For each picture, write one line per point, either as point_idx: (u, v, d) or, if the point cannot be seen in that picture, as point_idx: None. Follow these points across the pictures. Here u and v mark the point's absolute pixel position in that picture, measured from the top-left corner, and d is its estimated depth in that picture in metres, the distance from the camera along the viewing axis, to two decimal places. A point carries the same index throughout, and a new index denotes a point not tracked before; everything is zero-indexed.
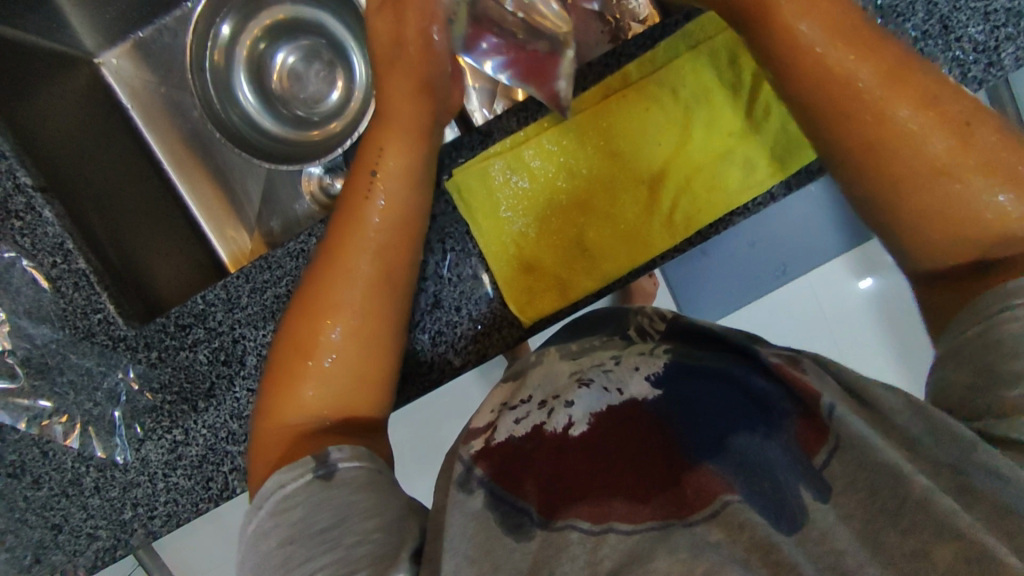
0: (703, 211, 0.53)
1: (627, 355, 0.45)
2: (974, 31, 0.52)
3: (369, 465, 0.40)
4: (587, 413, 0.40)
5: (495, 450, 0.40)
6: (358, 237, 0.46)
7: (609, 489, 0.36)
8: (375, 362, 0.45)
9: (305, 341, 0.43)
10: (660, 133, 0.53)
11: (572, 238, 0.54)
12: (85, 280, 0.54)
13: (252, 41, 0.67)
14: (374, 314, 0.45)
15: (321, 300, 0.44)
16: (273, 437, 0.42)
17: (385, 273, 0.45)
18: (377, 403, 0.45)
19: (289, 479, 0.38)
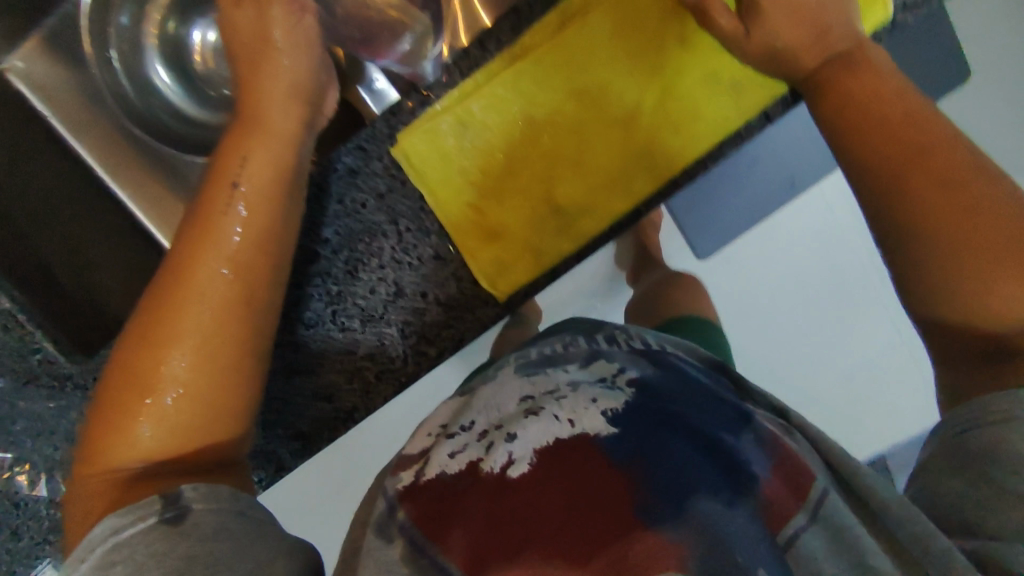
0: (685, 149, 0.46)
1: (584, 385, 0.37)
2: None
3: (215, 505, 0.34)
4: (530, 450, 0.33)
5: (422, 489, 0.35)
6: (212, 247, 0.38)
7: (540, 549, 0.29)
8: (229, 401, 0.37)
9: (132, 375, 0.35)
10: (628, 60, 0.45)
11: (540, 195, 0.47)
12: (12, 321, 0.50)
13: (158, 24, 0.59)
14: (221, 343, 0.37)
15: (156, 325, 0.36)
16: (93, 483, 0.34)
17: (237, 292, 0.37)
18: (226, 443, 0.37)
19: (125, 523, 0.32)
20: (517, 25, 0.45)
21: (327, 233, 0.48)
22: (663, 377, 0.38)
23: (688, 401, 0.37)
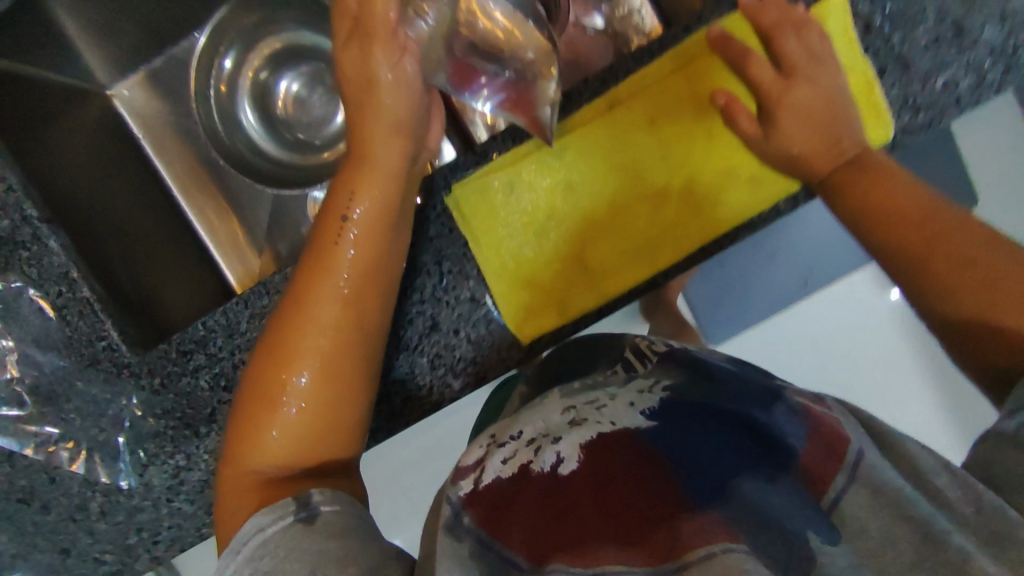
0: (709, 228, 0.52)
1: (620, 393, 0.43)
2: (992, 35, 0.49)
3: (344, 508, 0.42)
4: (575, 446, 0.38)
5: (483, 495, 0.37)
6: (328, 290, 0.47)
7: (597, 535, 0.34)
8: (341, 408, 0.47)
9: (268, 395, 0.46)
10: (663, 146, 0.51)
11: (574, 254, 0.53)
12: (89, 308, 0.55)
13: (254, 72, 0.68)
14: (338, 367, 0.47)
15: (286, 354, 0.46)
16: (237, 478, 0.45)
17: (346, 322, 0.47)
18: (343, 442, 0.47)
19: (269, 521, 0.40)
20: (569, 106, 0.52)
21: None
22: (688, 385, 0.44)
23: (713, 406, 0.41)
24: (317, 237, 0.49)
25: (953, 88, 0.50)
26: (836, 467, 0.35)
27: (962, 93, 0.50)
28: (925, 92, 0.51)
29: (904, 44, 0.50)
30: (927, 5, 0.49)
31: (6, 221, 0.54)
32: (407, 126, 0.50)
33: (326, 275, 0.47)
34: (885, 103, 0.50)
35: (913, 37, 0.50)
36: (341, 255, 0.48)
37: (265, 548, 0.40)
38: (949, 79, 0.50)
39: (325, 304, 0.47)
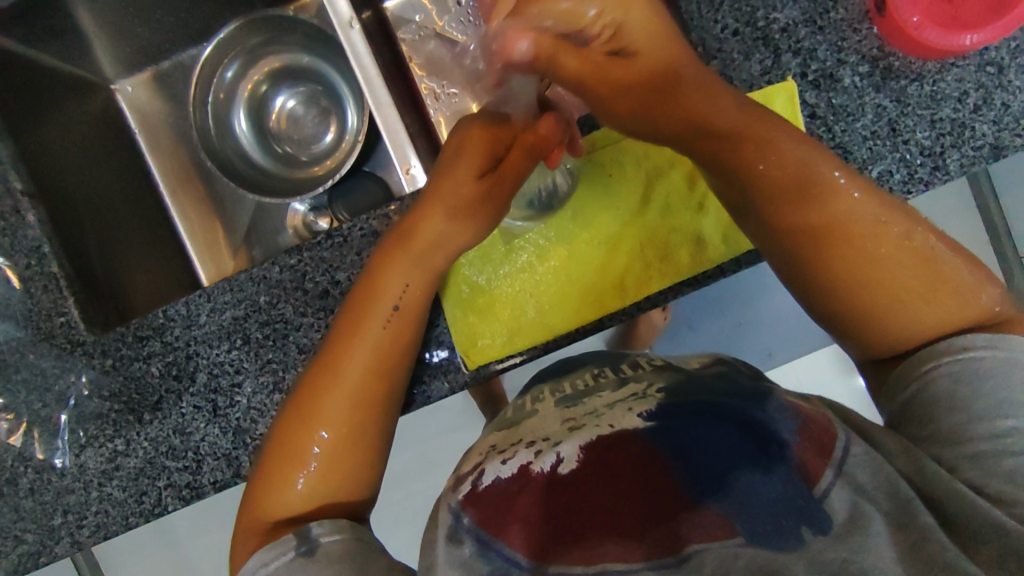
0: (654, 277, 0.55)
1: (619, 403, 0.50)
2: (922, 136, 0.55)
3: (347, 536, 0.46)
4: (575, 449, 0.45)
5: (482, 497, 0.45)
6: (359, 352, 0.50)
7: (603, 532, 0.40)
8: (362, 456, 0.50)
9: (298, 449, 0.49)
10: (618, 198, 0.56)
11: (526, 288, 0.56)
12: (54, 284, 0.56)
13: (254, 85, 0.72)
14: (365, 421, 0.50)
15: (316, 409, 0.50)
16: (265, 520, 0.48)
17: (373, 386, 0.51)
18: (359, 490, 0.51)
19: (271, 558, 0.45)
20: None
21: (339, 276, 0.55)
22: (688, 383, 0.51)
23: (701, 408, 0.46)
24: (353, 300, 0.52)
25: (887, 179, 0.55)
26: (825, 462, 0.40)
27: (895, 184, 0.55)
28: None
29: (844, 134, 0.55)
30: (866, 103, 0.55)
31: None
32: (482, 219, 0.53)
33: (356, 341, 0.51)
34: None
35: (852, 129, 0.55)
36: (369, 321, 0.51)
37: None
38: (883, 170, 0.55)
39: (355, 366, 0.50)
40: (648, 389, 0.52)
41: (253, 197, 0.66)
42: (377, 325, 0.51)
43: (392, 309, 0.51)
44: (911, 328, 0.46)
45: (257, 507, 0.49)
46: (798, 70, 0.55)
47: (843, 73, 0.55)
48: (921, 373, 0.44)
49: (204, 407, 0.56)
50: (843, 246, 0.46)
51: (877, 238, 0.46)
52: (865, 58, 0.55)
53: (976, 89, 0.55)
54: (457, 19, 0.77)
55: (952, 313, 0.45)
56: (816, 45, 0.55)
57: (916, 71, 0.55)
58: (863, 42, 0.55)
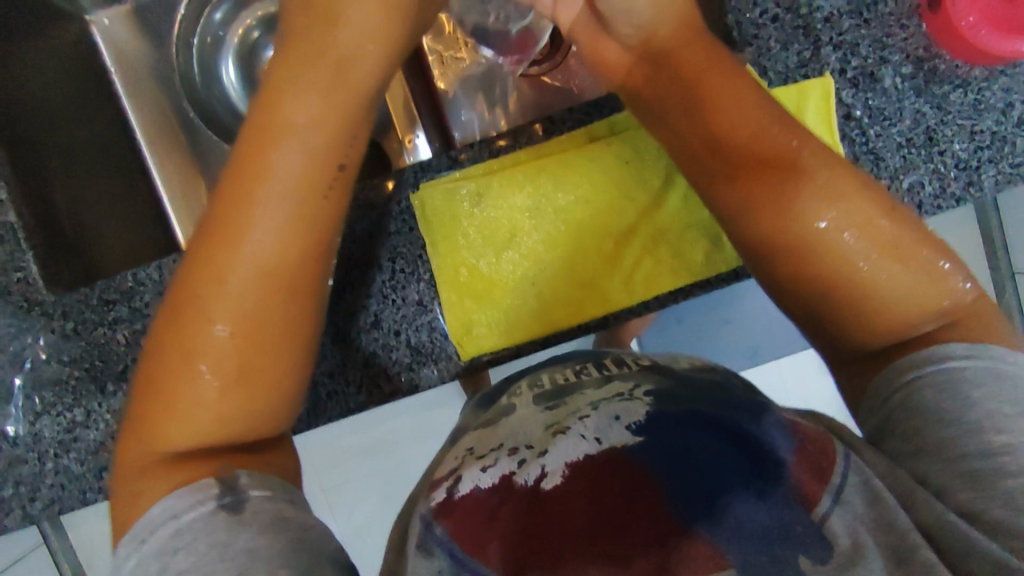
0: (666, 275, 0.51)
1: (606, 402, 0.42)
2: (959, 148, 0.52)
3: (276, 493, 0.40)
4: (563, 463, 0.38)
5: (456, 506, 0.38)
6: (235, 268, 0.40)
7: (585, 555, 0.32)
8: (255, 389, 0.41)
9: (179, 358, 0.40)
10: (636, 188, 0.52)
11: (530, 279, 0.52)
12: (11, 236, 0.51)
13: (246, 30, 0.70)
14: (246, 354, 0.41)
15: (190, 343, 0.40)
16: (147, 461, 0.40)
17: (284, 269, 0.41)
18: (274, 415, 0.42)
19: (185, 507, 0.37)
20: (548, 131, 0.52)
21: None
22: (679, 387, 0.45)
23: (694, 417, 0.39)
24: (237, 168, 0.42)
25: (918, 192, 0.52)
26: (823, 485, 0.34)
27: (925, 198, 0.52)
28: (892, 189, 0.52)
29: (878, 139, 0.52)
30: (905, 107, 0.52)
31: None
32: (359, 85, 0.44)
33: (228, 255, 0.40)
34: None
35: (887, 135, 0.52)
36: (250, 227, 0.41)
37: (181, 539, 0.36)
38: (915, 182, 0.52)
39: (232, 287, 0.40)
40: (636, 390, 0.44)
41: None
42: (258, 231, 0.41)
43: (281, 183, 0.41)
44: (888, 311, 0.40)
45: (133, 457, 0.41)
46: (837, 65, 0.51)
47: (884, 73, 0.51)
48: (903, 381, 0.39)
49: None
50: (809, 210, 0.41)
51: (876, 217, 0.41)
52: (909, 58, 0.51)
53: (1022, 101, 0.52)
54: None
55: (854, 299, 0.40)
56: (858, 40, 0.51)
57: (961, 76, 0.51)
58: (909, 40, 0.51)
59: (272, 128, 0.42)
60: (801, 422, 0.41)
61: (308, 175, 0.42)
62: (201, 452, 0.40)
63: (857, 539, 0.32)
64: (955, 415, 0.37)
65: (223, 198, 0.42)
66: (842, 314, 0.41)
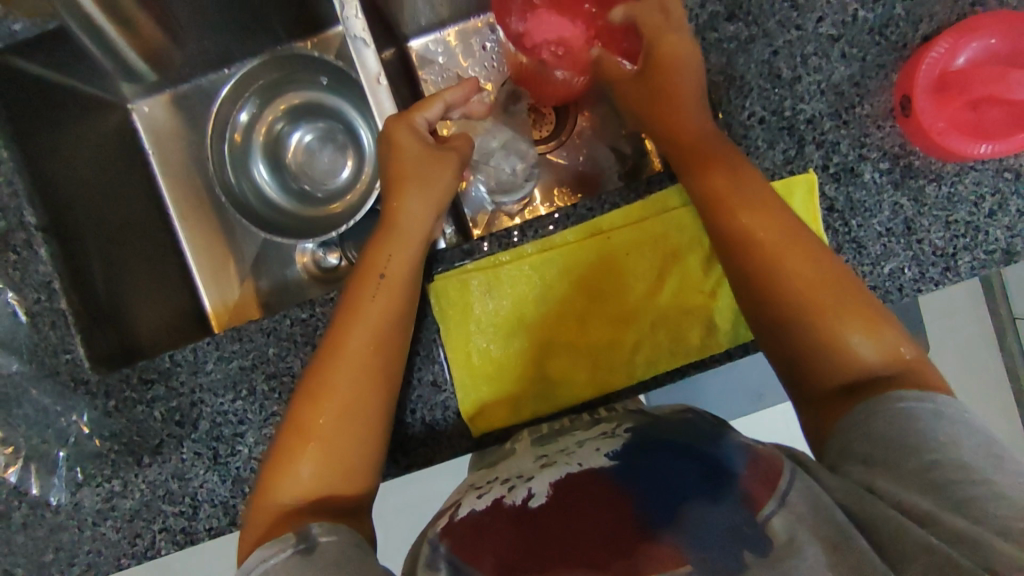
0: (664, 358, 0.55)
1: (588, 440, 0.48)
2: (935, 237, 0.55)
3: (343, 538, 0.44)
4: (546, 485, 0.44)
5: (456, 528, 0.44)
6: (341, 356, 0.49)
7: (568, 561, 0.38)
8: (353, 457, 0.48)
9: (298, 430, 0.48)
10: (634, 278, 0.56)
11: (536, 361, 0.56)
12: (62, 320, 0.56)
13: (271, 121, 0.73)
14: (347, 426, 0.48)
15: (306, 419, 0.48)
16: (267, 515, 0.46)
17: (378, 352, 0.50)
18: (365, 484, 0.49)
19: (270, 553, 0.42)
20: (552, 225, 0.56)
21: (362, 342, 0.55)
22: (656, 424, 0.49)
23: (662, 443, 0.45)
24: (351, 285, 0.53)
25: (898, 277, 0.55)
26: (770, 493, 0.39)
27: (905, 282, 0.56)
28: (873, 275, 0.55)
29: (859, 229, 0.55)
30: (884, 200, 0.55)
31: (2, 222, 0.56)
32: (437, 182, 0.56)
33: (336, 346, 0.50)
34: None
35: (868, 226, 0.55)
36: (354, 322, 0.50)
37: None
38: (895, 268, 0.55)
39: (341, 368, 0.49)
40: (616, 428, 0.49)
41: (266, 236, 0.66)
42: (358, 325, 0.50)
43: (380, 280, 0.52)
44: (850, 357, 0.46)
45: (250, 523, 0.47)
46: (819, 162, 0.55)
47: (863, 169, 0.55)
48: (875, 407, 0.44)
49: (204, 454, 0.56)
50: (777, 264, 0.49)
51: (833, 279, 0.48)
52: (886, 155, 0.55)
53: (993, 193, 0.55)
54: (481, 64, 0.77)
55: (820, 347, 0.47)
56: (839, 139, 0.55)
57: (935, 171, 0.55)
58: (886, 138, 0.55)
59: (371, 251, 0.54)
60: (761, 446, 0.46)
61: (397, 273, 0.52)
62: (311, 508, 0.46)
63: (795, 537, 0.37)
64: (906, 439, 0.42)
65: (338, 308, 0.52)
66: (815, 332, 0.47)
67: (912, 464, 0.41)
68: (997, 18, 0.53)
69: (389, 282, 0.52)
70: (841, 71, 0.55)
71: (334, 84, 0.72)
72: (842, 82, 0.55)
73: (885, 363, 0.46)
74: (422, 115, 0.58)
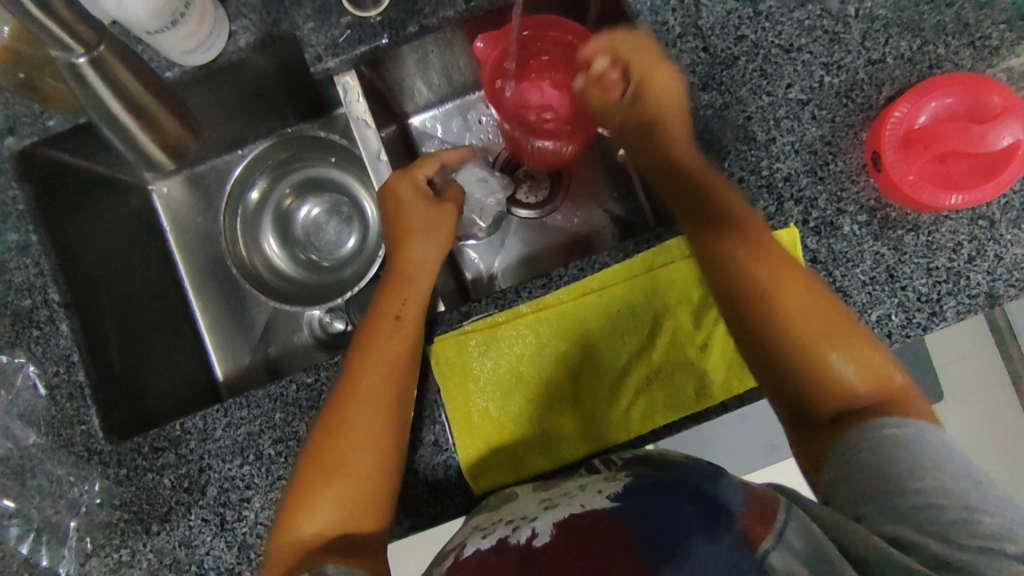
0: (661, 411, 0.56)
1: (591, 482, 0.49)
2: (919, 283, 0.57)
3: None
4: (551, 525, 0.45)
5: (462, 564, 0.45)
6: (359, 393, 0.52)
7: None
8: (365, 491, 0.50)
9: (318, 463, 0.50)
10: (627, 334, 0.57)
11: (535, 419, 0.57)
12: (79, 392, 0.58)
13: (281, 196, 0.78)
14: (361, 460, 0.50)
15: (325, 456, 0.50)
16: (287, 548, 0.48)
17: (386, 386, 0.52)
18: (375, 522, 0.50)
19: None
20: (546, 286, 0.57)
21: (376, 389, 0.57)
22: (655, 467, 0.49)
23: (663, 483, 0.46)
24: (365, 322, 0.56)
25: (886, 323, 0.57)
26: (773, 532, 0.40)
27: (894, 328, 0.57)
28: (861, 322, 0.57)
29: (843, 279, 0.57)
30: (865, 250, 0.57)
31: (29, 301, 0.59)
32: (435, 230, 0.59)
33: (354, 385, 0.52)
34: None
35: (851, 275, 0.57)
36: (370, 363, 0.52)
37: None
38: (882, 315, 0.57)
39: (354, 403, 0.51)
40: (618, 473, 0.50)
41: (274, 304, 0.69)
42: (372, 366, 0.52)
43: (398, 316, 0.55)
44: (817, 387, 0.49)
45: (270, 557, 0.49)
46: (799, 218, 0.58)
47: (842, 222, 0.58)
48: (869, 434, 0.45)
49: (212, 521, 0.57)
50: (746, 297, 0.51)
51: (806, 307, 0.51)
52: (863, 208, 0.58)
53: (970, 241, 0.57)
54: (478, 136, 0.82)
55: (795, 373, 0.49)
56: (816, 195, 0.58)
57: (912, 222, 0.58)
58: (861, 192, 0.58)
59: (382, 298, 0.56)
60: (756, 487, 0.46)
61: (402, 311, 0.55)
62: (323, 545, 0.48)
63: None
64: (897, 467, 0.43)
65: (354, 347, 0.55)
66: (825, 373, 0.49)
67: (894, 497, 0.42)
68: (952, 79, 0.56)
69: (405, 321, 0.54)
70: (813, 131, 0.58)
71: (339, 160, 0.77)
72: (815, 141, 0.58)
73: (870, 390, 0.48)
74: (423, 171, 0.60)
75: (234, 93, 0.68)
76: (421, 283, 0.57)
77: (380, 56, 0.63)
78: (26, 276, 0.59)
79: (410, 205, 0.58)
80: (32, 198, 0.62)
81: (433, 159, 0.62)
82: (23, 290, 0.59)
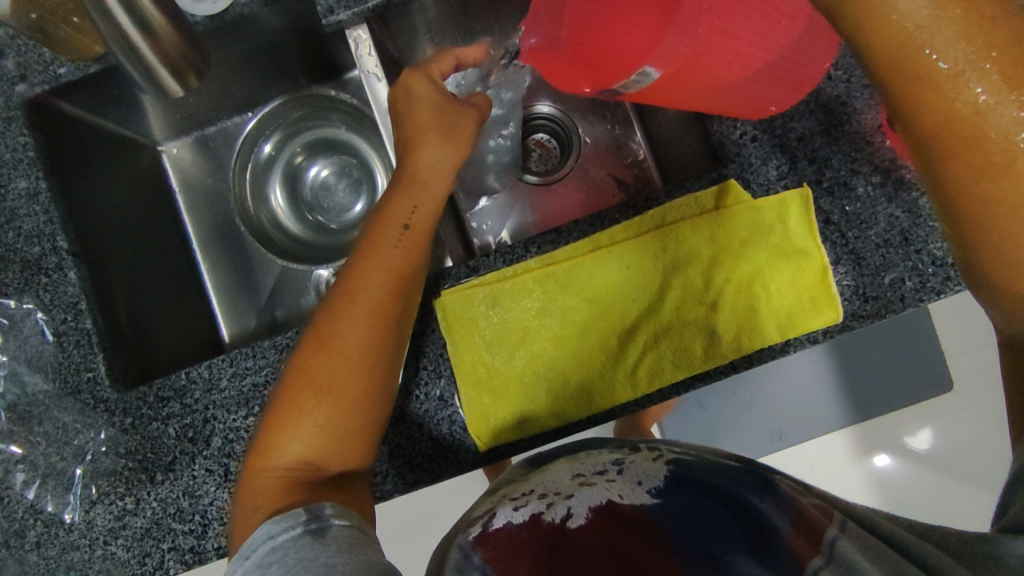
0: (668, 369, 0.56)
1: (630, 464, 0.45)
2: (935, 246, 0.55)
3: (353, 522, 0.45)
4: (587, 507, 0.40)
5: (493, 537, 0.40)
6: (354, 313, 0.51)
7: None
8: (354, 418, 0.50)
9: (306, 381, 0.49)
10: (637, 290, 0.57)
11: (540, 374, 0.57)
12: (86, 340, 0.58)
13: (291, 155, 0.78)
14: (350, 386, 0.49)
15: (312, 375, 0.49)
16: (266, 469, 0.48)
17: (387, 310, 0.51)
18: (358, 457, 0.50)
19: (280, 529, 0.43)
20: (555, 242, 0.58)
21: None
22: (697, 462, 0.46)
23: (718, 474, 0.45)
24: (369, 235, 0.54)
25: (899, 287, 0.55)
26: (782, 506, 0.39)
27: (907, 292, 0.55)
28: (873, 286, 0.56)
29: (857, 241, 0.56)
30: (879, 212, 0.56)
31: (37, 248, 0.59)
32: (442, 139, 0.57)
33: (348, 304, 0.51)
34: (836, 288, 0.56)
35: (864, 237, 0.56)
36: (369, 279, 0.51)
37: (275, 555, 0.43)
38: (895, 279, 0.55)
39: (349, 325, 0.50)
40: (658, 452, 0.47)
41: (280, 262, 0.69)
42: (369, 287, 0.51)
43: (403, 229, 0.54)
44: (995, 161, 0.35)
45: (252, 481, 0.49)
46: (812, 177, 0.56)
47: (856, 182, 0.56)
48: None
49: (216, 471, 0.57)
50: (938, 114, 0.35)
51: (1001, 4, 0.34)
52: (878, 169, 0.56)
53: None
54: None
55: (954, 173, 0.36)
56: (830, 155, 0.56)
57: None
58: (877, 153, 0.56)
59: (374, 222, 0.54)
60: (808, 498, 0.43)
61: (396, 223, 0.54)
62: (305, 471, 0.48)
63: None
64: None
65: (349, 264, 0.53)
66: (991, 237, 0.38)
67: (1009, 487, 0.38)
68: None
69: (408, 238, 0.53)
70: (828, 91, 0.57)
71: (345, 120, 0.77)
72: (829, 101, 0.57)
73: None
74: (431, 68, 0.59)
75: (245, 50, 0.68)
76: (426, 206, 0.55)
77: (390, 10, 0.62)
78: (35, 223, 0.59)
79: (418, 112, 0.57)
80: (42, 147, 0.61)
81: (447, 57, 0.59)
82: (32, 238, 0.59)
